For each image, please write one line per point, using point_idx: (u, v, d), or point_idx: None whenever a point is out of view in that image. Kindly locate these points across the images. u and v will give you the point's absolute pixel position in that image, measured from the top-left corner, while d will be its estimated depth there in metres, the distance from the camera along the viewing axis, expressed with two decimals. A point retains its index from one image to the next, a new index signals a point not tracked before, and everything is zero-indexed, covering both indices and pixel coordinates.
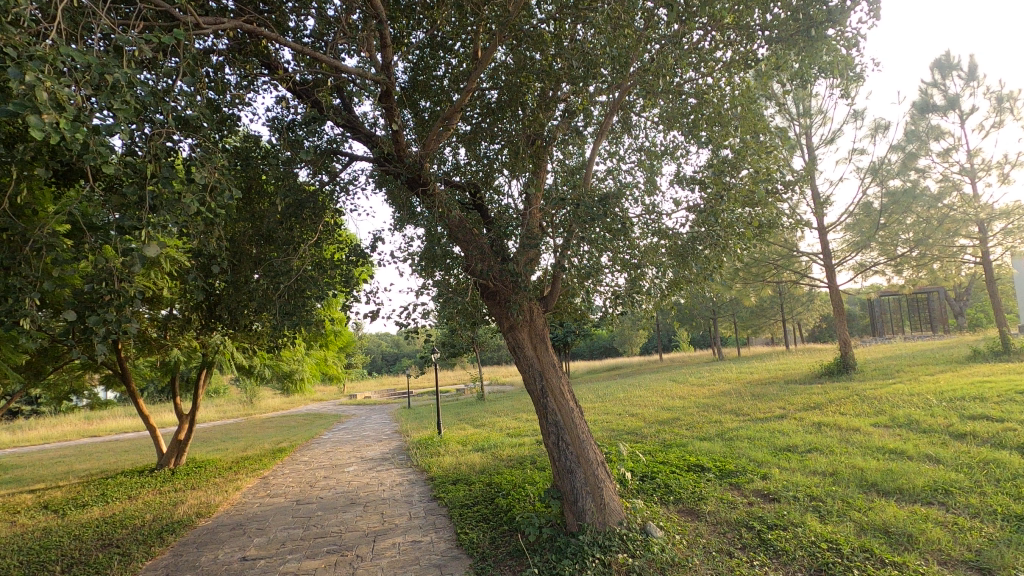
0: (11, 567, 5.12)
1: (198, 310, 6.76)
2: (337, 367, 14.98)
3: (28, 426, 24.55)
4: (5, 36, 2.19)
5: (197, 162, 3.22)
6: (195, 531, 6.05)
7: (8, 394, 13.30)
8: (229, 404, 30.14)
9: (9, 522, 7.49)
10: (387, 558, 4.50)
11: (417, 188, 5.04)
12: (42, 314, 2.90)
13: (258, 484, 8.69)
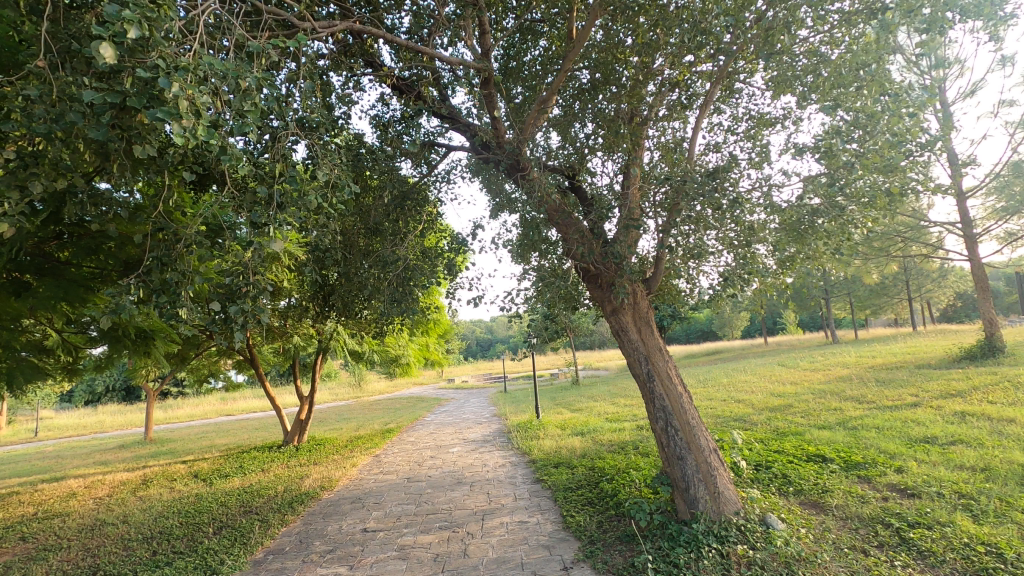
0: (173, 528, 5.87)
1: (315, 300, 7.30)
2: (438, 352, 15.60)
3: (177, 405, 27.98)
4: (159, 53, 2.41)
5: (319, 159, 3.42)
6: (320, 502, 6.59)
7: (161, 377, 15.20)
8: (341, 388, 32.53)
9: (168, 488, 8.59)
10: (495, 537, 4.63)
11: (514, 175, 5.09)
12: (194, 306, 3.26)
13: (371, 461, 9.29)
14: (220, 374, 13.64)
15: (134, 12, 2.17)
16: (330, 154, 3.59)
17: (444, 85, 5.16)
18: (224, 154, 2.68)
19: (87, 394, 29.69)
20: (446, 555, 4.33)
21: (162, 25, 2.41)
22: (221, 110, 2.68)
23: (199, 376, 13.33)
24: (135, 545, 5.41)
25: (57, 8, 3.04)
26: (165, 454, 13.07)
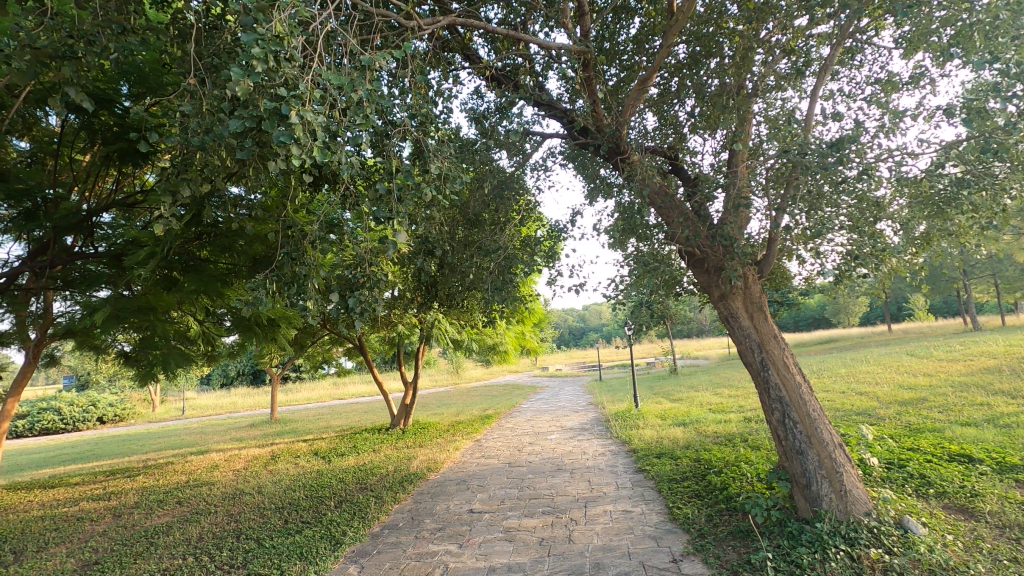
0: (301, 500, 6.44)
1: (418, 290, 7.64)
2: (534, 340, 15.77)
3: (296, 389, 30.64)
4: (287, 64, 2.59)
5: (427, 155, 3.55)
6: (428, 483, 6.93)
7: (283, 363, 16.71)
8: (440, 375, 33.93)
9: (293, 464, 9.46)
10: (600, 525, 4.62)
11: (613, 158, 5.02)
12: (319, 297, 3.53)
13: (472, 446, 9.61)
14: (333, 361, 14.74)
15: (262, 48, 2.34)
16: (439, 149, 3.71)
17: (541, 72, 5.17)
18: (345, 163, 2.87)
19: (222, 377, 33.23)
20: (551, 540, 4.38)
21: (288, 46, 2.59)
22: (342, 113, 2.85)
23: (314, 362, 14.47)
24: (270, 513, 6.01)
25: (197, 31, 3.38)
26: (289, 433, 14.38)
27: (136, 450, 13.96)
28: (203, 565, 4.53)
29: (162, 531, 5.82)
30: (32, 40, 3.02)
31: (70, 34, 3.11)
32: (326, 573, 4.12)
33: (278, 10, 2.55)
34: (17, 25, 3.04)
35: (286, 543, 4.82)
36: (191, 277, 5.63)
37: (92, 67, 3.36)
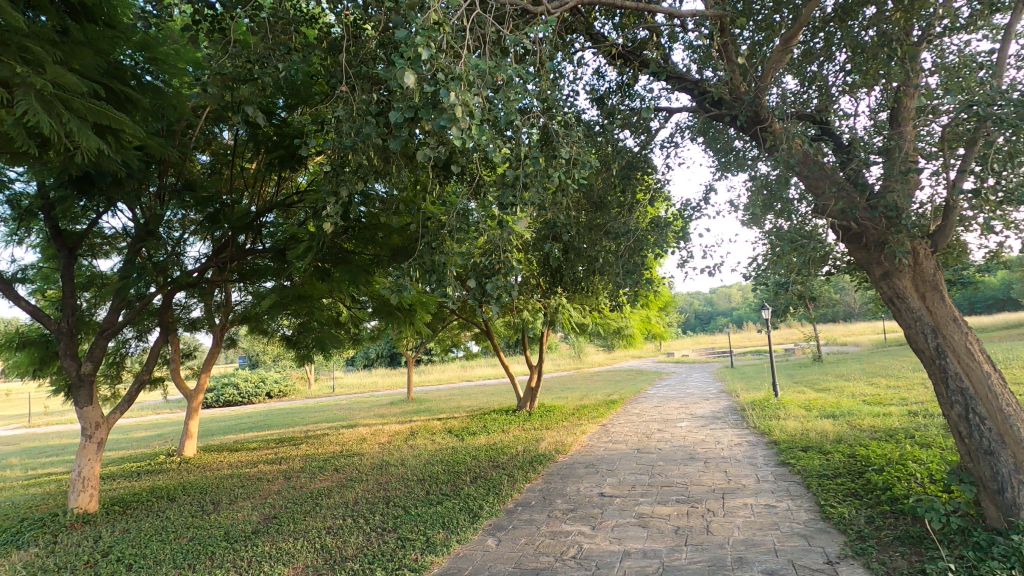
0: (440, 474, 6.90)
1: (542, 276, 7.76)
2: (660, 324, 15.27)
3: (428, 371, 32.72)
4: (434, 62, 2.72)
5: (561, 139, 3.55)
6: (557, 464, 7.06)
7: (418, 346, 17.89)
8: (561, 360, 34.22)
9: (430, 440, 10.15)
10: (741, 518, 4.39)
11: (753, 130, 4.74)
12: (458, 284, 3.73)
13: (599, 430, 9.58)
14: (461, 344, 15.51)
15: (424, 32, 2.46)
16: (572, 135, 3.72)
17: (667, 44, 4.95)
18: (490, 149, 2.96)
19: (365, 360, 36.44)
20: (688, 529, 4.26)
21: (436, 41, 2.72)
22: (485, 104, 2.93)
23: (445, 345, 15.32)
24: (413, 484, 6.52)
25: (347, 43, 3.68)
26: (425, 411, 15.41)
27: (298, 422, 15.85)
28: (360, 526, 5.05)
29: (324, 494, 6.58)
30: (220, 66, 3.51)
31: (247, 57, 3.56)
32: (467, 544, 4.37)
33: (427, 9, 2.67)
34: (209, 54, 3.54)
35: (429, 512, 5.20)
36: (342, 268, 6.21)
37: (264, 85, 3.82)
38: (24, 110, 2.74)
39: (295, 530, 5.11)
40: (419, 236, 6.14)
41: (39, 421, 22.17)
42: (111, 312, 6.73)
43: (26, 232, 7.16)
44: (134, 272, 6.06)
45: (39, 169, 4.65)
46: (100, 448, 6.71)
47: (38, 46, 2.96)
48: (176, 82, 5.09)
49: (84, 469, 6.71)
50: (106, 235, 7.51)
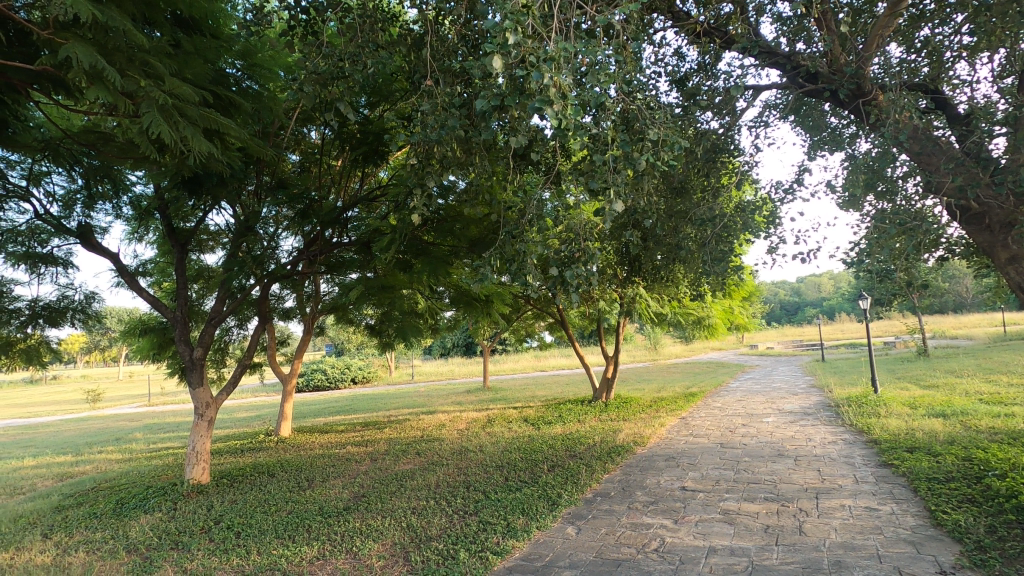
0: (518, 462, 6.99)
1: (619, 265, 7.63)
2: (743, 315, 14.58)
3: (503, 360, 33.17)
4: (521, 48, 2.72)
5: (647, 121, 3.46)
6: (636, 456, 6.95)
7: (494, 336, 18.20)
8: (637, 351, 33.54)
9: (507, 428, 10.31)
10: (838, 520, 4.13)
11: (853, 103, 4.41)
12: (538, 273, 3.74)
13: (679, 423, 9.32)
14: (536, 334, 15.59)
15: (510, 19, 2.48)
16: (656, 117, 3.63)
17: (756, 18, 4.70)
18: (576, 133, 2.94)
19: (442, 349, 37.57)
20: (779, 528, 4.07)
21: (523, 27, 2.72)
22: (574, 87, 2.90)
23: (519, 335, 15.45)
24: (493, 470, 6.65)
25: (431, 38, 3.78)
26: (501, 400, 15.65)
27: (381, 407, 16.60)
28: (443, 507, 5.23)
29: (409, 476, 6.87)
30: (314, 67, 3.70)
31: (338, 57, 3.74)
32: (547, 531, 4.41)
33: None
34: (303, 57, 3.75)
35: (509, 498, 5.29)
36: (423, 259, 6.40)
37: (354, 83, 3.99)
38: (146, 119, 3.02)
39: (383, 509, 5.38)
40: (497, 226, 6.21)
41: (158, 400, 24.66)
42: (217, 303, 7.34)
43: (145, 230, 7.93)
44: (236, 265, 6.56)
45: (156, 172, 5.13)
46: (210, 425, 7.37)
47: (157, 59, 3.26)
48: (272, 85, 5.44)
49: (197, 444, 7.39)
50: (211, 232, 8.17)
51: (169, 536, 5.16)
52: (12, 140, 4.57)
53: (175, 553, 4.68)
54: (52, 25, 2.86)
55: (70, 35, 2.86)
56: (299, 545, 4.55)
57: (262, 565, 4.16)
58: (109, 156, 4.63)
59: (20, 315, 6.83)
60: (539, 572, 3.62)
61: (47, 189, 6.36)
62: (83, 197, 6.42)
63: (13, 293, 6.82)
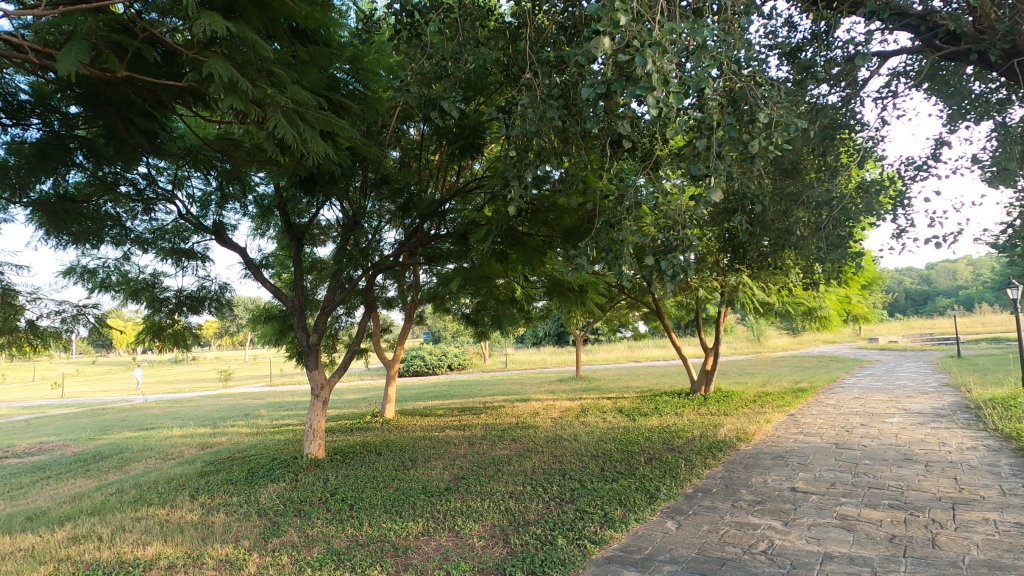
0: (613, 452, 6.93)
1: (721, 252, 7.26)
2: (862, 305, 13.35)
3: (595, 350, 32.85)
4: (626, 33, 2.68)
5: (760, 100, 3.25)
6: (740, 453, 6.63)
7: (587, 326, 18.10)
8: (738, 343, 31.81)
9: (601, 418, 10.23)
10: (980, 535, 3.70)
11: (1005, 66, 3.90)
12: (636, 262, 3.66)
13: (786, 420, 8.75)
14: (630, 325, 15.29)
15: (614, 5, 2.46)
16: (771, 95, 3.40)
17: None
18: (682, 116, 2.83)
19: (534, 338, 38.03)
20: (907, 539, 3.72)
21: (626, 11, 2.68)
22: (682, 69, 2.81)
23: (613, 325, 15.24)
24: (588, 460, 6.64)
25: (530, 30, 3.81)
26: (594, 390, 15.54)
27: (477, 393, 17.11)
28: (541, 493, 5.31)
29: (506, 461, 7.05)
30: (419, 67, 3.87)
31: (441, 55, 3.88)
32: (645, 523, 4.35)
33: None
34: (409, 58, 3.93)
35: (605, 489, 5.27)
36: (518, 249, 6.41)
37: (455, 79, 4.12)
38: (272, 123, 3.32)
39: (482, 492, 5.56)
40: (593, 215, 6.14)
41: (278, 382, 27.12)
42: (328, 292, 7.92)
43: (267, 227, 8.71)
44: (345, 257, 7.02)
45: (277, 173, 5.61)
46: (325, 405, 8.00)
47: (280, 69, 3.55)
48: (377, 87, 5.75)
49: (314, 422, 8.05)
50: (323, 227, 8.81)
51: (293, 504, 5.68)
52: (162, 150, 5.21)
53: (298, 520, 5.15)
54: (195, 44, 3.23)
55: (211, 52, 3.21)
56: (405, 520, 4.83)
57: (373, 537, 4.46)
58: (239, 160, 5.13)
59: (168, 303, 7.82)
60: (639, 564, 3.58)
61: (188, 191, 7.17)
62: (217, 197, 7.18)
63: (162, 284, 7.79)
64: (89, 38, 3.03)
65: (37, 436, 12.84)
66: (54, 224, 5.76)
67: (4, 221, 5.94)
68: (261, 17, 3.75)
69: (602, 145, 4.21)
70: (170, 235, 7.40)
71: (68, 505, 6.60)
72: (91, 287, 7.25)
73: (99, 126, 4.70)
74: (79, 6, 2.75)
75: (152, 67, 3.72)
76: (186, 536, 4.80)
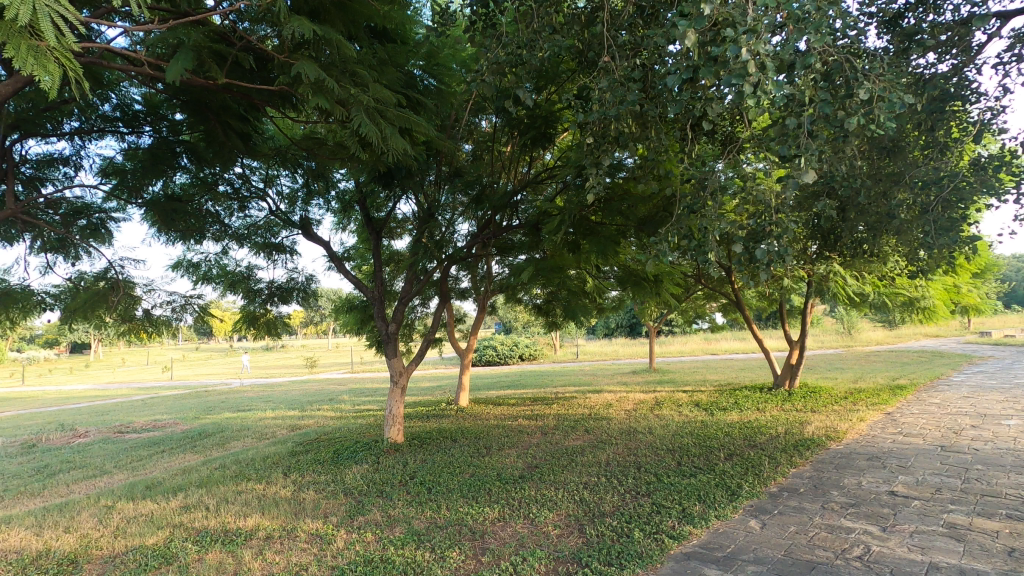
0: (691, 447, 6.73)
1: (810, 239, 6.82)
2: (973, 295, 12.11)
3: (670, 342, 31.95)
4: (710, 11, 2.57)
5: (859, 74, 3.02)
6: (830, 452, 6.24)
7: (662, 317, 17.64)
8: (826, 336, 29.85)
9: (677, 411, 9.96)
10: None
11: None
12: (723, 249, 3.51)
13: (882, 419, 8.14)
14: (707, 316, 14.74)
15: None
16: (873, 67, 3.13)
17: None
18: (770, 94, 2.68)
19: (606, 329, 37.66)
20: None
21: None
22: (772, 47, 2.66)
23: (687, 317, 14.78)
24: (664, 453, 6.50)
25: (606, 15, 3.74)
26: (669, 383, 15.13)
27: (549, 384, 17.14)
28: (616, 485, 5.26)
29: (579, 451, 7.03)
30: (495, 58, 3.91)
31: (517, 44, 3.87)
32: (727, 520, 4.20)
33: None
34: (485, 49, 3.97)
35: (683, 483, 5.14)
36: (592, 239, 6.25)
37: (530, 69, 4.11)
38: (356, 120, 3.46)
39: (556, 481, 5.58)
40: (670, 203, 5.96)
41: (359, 369, 28.55)
42: (406, 283, 8.19)
43: (349, 221, 9.13)
44: (421, 249, 7.21)
45: (358, 169, 5.84)
46: (403, 392, 8.30)
47: (362, 68, 3.69)
48: (453, 81, 5.85)
49: (393, 408, 8.39)
50: (400, 220, 9.10)
51: (375, 485, 5.97)
52: (255, 150, 5.57)
53: (381, 500, 5.40)
54: (286, 49, 3.43)
55: (300, 55, 3.40)
56: (481, 505, 4.94)
57: (451, 519, 4.61)
58: (324, 158, 5.40)
59: (262, 294, 8.36)
60: (721, 562, 3.47)
61: (278, 189, 7.63)
62: (303, 194, 7.59)
63: (256, 276, 8.37)
64: (195, 49, 3.29)
65: (152, 415, 14.25)
66: (164, 222, 6.32)
67: (123, 220, 6.59)
68: (345, 20, 3.91)
69: (684, 129, 4.07)
70: (262, 230, 7.89)
71: (180, 477, 7.28)
72: (196, 279, 7.91)
73: (201, 130, 5.09)
74: (186, 20, 2.99)
75: (247, 73, 3.98)
76: (281, 511, 5.17)
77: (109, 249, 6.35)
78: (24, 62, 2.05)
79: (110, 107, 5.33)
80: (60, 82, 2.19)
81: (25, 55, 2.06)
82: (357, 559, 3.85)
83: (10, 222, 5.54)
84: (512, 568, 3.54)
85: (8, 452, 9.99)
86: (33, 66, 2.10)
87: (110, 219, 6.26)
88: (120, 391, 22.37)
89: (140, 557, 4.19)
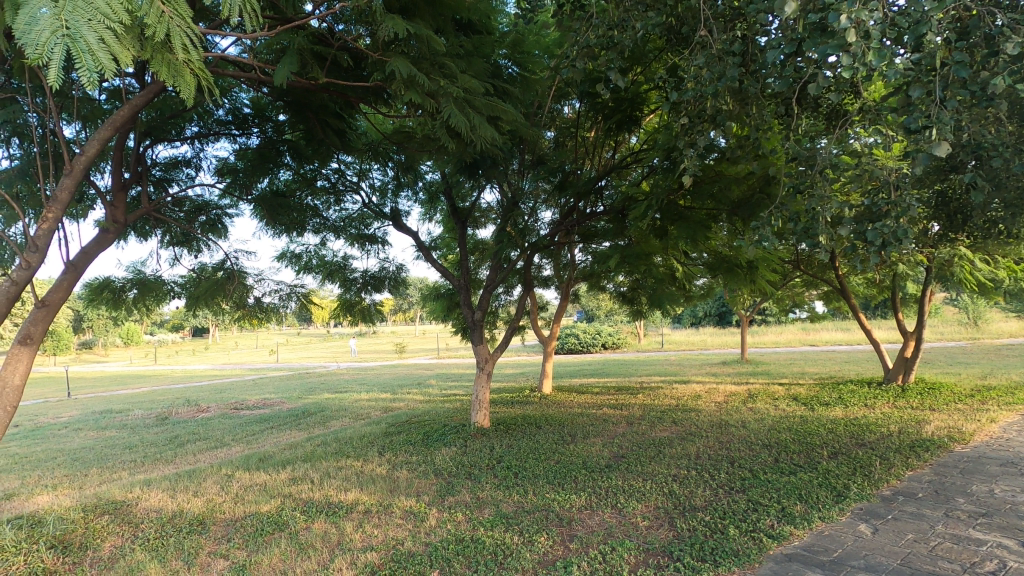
0: (790, 443, 6.35)
1: (931, 219, 6.15)
2: None
3: (763, 332, 30.22)
4: None
5: (1002, 31, 2.65)
6: (953, 455, 5.64)
7: (755, 305, 16.70)
8: (947, 326, 26.94)
9: (773, 405, 9.42)
10: None
11: None
12: (832, 233, 3.25)
13: (1019, 420, 7.23)
14: (806, 304, 13.77)
15: None
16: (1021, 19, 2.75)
17: None
18: (890, 67, 2.46)
19: (693, 318, 36.35)
20: None
21: None
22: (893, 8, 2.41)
23: (783, 305, 13.90)
24: (760, 448, 6.19)
25: None
26: (763, 374, 14.35)
27: (634, 373, 16.83)
28: (707, 479, 5.08)
29: (667, 443, 6.85)
30: (585, 41, 3.87)
31: (607, 25, 3.78)
32: (833, 523, 3.93)
33: None
34: (573, 32, 3.93)
35: (781, 481, 4.87)
36: (681, 224, 6.00)
37: (620, 50, 4.00)
38: (444, 113, 3.54)
39: (644, 472, 5.48)
40: (768, 184, 5.60)
41: (445, 355, 29.54)
42: (491, 271, 8.31)
43: (436, 211, 9.40)
44: (505, 238, 7.28)
45: (445, 161, 5.99)
46: (489, 378, 8.47)
47: (451, 61, 3.75)
48: (538, 68, 5.82)
49: (480, 393, 8.60)
50: (484, 210, 9.24)
51: (464, 467, 6.17)
52: (350, 146, 5.86)
53: (469, 482, 5.57)
54: (379, 46, 3.56)
55: (392, 52, 3.51)
56: (567, 492, 4.96)
57: (538, 505, 4.66)
58: (414, 151, 5.58)
59: (356, 283, 8.88)
60: (826, 566, 3.26)
61: (370, 182, 7.98)
62: (393, 186, 7.90)
63: (351, 266, 8.85)
64: (298, 52, 3.49)
65: (262, 394, 15.59)
66: (271, 216, 6.81)
67: (236, 215, 7.18)
68: (433, 14, 3.99)
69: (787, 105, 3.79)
70: (356, 222, 8.30)
71: (288, 451, 7.92)
72: (298, 268, 8.49)
73: (303, 130, 5.43)
74: (289, 25, 3.17)
75: (344, 72, 4.18)
76: (377, 487, 5.47)
77: (225, 242, 6.96)
78: (165, 74, 2.36)
79: (224, 112, 5.81)
80: (195, 92, 2.48)
81: (166, 68, 2.36)
82: (448, 537, 4.00)
83: (145, 219, 6.23)
84: (601, 558, 3.53)
85: (146, 423, 11.34)
86: (171, 79, 2.40)
87: (225, 215, 6.85)
88: (236, 372, 24.67)
89: (257, 522, 4.61)
